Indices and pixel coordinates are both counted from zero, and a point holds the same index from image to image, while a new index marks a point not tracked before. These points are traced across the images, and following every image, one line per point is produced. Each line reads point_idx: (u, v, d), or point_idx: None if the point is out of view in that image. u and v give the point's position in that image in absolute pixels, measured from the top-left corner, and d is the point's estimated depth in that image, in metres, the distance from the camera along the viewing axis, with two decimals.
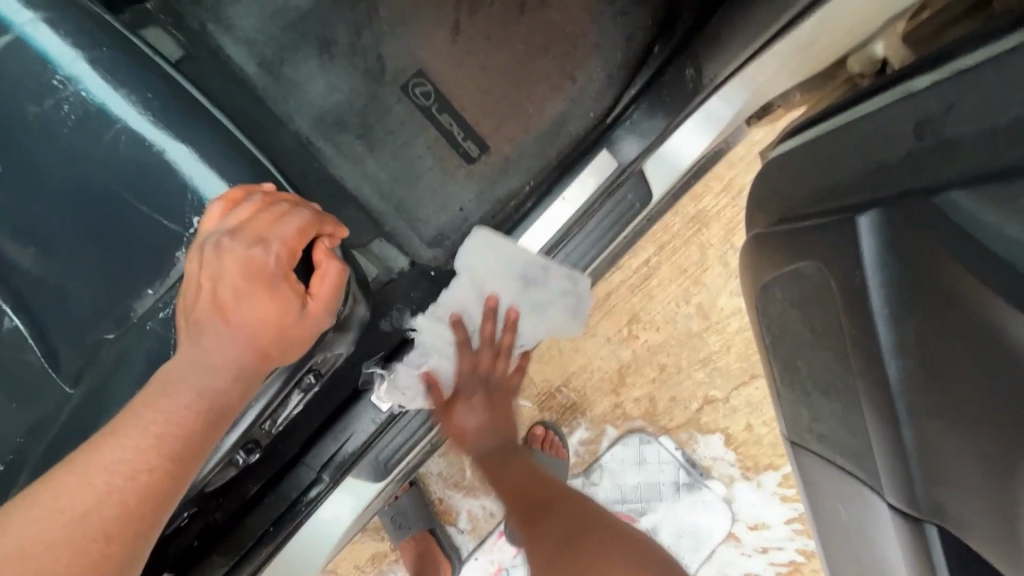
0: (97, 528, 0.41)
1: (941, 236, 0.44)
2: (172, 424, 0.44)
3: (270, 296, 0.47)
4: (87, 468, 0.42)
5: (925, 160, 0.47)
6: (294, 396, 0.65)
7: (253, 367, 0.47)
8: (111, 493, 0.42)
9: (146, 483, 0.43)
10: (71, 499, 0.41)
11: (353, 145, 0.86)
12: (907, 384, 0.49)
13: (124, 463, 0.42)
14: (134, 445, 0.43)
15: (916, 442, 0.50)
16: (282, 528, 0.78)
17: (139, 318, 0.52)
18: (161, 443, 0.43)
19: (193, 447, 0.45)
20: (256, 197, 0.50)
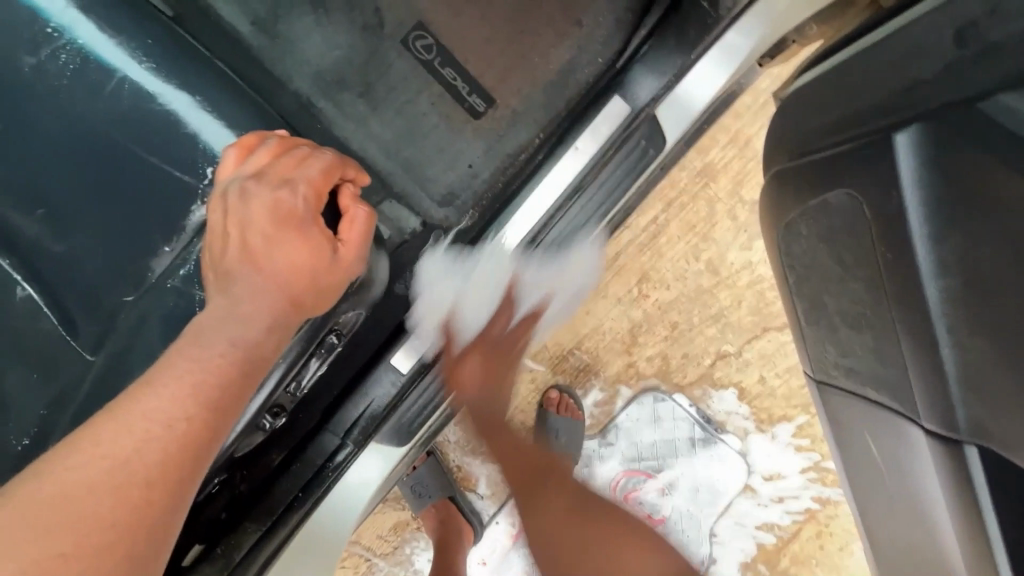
0: (137, 473, 0.40)
1: (996, 144, 0.44)
2: (209, 372, 0.43)
3: (301, 239, 0.46)
4: (127, 417, 0.41)
5: (969, 65, 0.47)
6: (315, 358, 0.64)
7: (287, 317, 0.46)
8: (150, 439, 0.40)
9: (185, 430, 0.41)
10: (110, 446, 0.40)
11: (355, 104, 0.83)
12: (948, 304, 0.49)
13: (163, 410, 0.41)
14: (171, 392, 0.41)
15: (958, 364, 0.50)
16: (310, 495, 0.78)
17: (157, 277, 0.51)
18: (197, 390, 0.42)
19: (230, 392, 0.43)
20: (270, 142, 0.49)
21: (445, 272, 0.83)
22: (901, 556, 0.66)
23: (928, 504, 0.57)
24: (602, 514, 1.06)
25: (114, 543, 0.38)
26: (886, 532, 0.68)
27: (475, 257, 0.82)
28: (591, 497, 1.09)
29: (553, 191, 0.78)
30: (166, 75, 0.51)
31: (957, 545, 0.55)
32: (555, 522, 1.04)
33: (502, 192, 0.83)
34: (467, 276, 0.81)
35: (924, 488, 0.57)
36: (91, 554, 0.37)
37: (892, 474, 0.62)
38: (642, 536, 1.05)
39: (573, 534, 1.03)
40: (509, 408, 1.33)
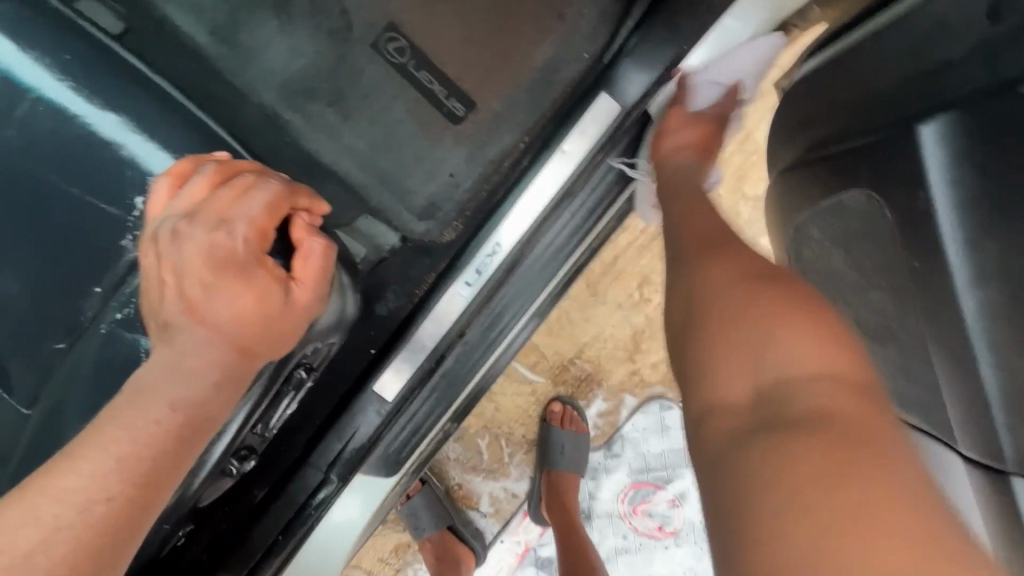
0: (45, 564, 0.35)
1: None
2: (138, 443, 0.37)
3: (243, 284, 0.39)
4: (39, 496, 0.36)
5: (998, 43, 0.44)
6: (286, 395, 0.59)
7: (240, 369, 0.40)
8: (63, 526, 0.35)
9: (105, 514, 0.36)
10: (14, 536, 0.35)
11: (324, 113, 0.77)
12: (983, 320, 0.44)
13: (79, 491, 0.36)
14: (93, 468, 0.36)
15: (999, 388, 0.44)
16: (291, 536, 0.73)
17: (91, 321, 0.46)
18: (123, 465, 0.37)
19: (161, 466, 0.38)
20: (207, 168, 0.42)
21: (429, 291, 0.79)
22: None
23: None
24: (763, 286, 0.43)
25: None
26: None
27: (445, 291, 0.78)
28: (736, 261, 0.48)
29: (535, 198, 0.75)
30: (101, 98, 0.46)
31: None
32: (718, 287, 0.46)
33: (488, 201, 0.78)
34: (451, 296, 0.76)
35: None
36: None
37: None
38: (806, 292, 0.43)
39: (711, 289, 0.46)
40: (509, 422, 1.28)
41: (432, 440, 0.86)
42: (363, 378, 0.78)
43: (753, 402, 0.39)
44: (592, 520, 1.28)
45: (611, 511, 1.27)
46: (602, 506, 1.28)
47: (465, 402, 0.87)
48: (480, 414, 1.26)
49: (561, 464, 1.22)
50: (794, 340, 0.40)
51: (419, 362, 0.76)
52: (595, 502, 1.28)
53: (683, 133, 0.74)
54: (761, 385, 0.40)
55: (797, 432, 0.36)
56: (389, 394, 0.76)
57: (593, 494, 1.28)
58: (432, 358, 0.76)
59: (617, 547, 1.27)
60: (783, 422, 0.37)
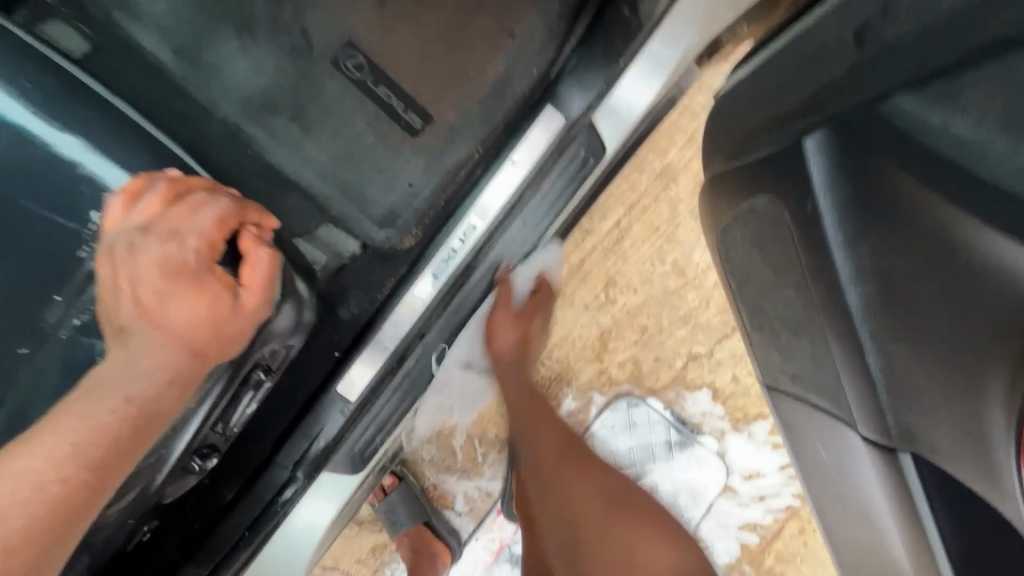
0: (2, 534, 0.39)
1: (908, 153, 0.45)
2: (91, 430, 0.41)
3: (196, 292, 0.42)
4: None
5: (867, 64, 0.50)
6: (246, 395, 0.63)
7: (191, 369, 0.43)
8: (17, 506, 0.39)
9: (60, 492, 0.40)
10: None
11: (287, 128, 0.81)
12: (867, 310, 0.49)
13: (37, 473, 0.39)
14: (49, 451, 0.40)
15: (882, 370, 0.50)
16: (257, 532, 0.76)
17: (51, 327, 0.49)
18: (77, 449, 0.40)
19: (114, 452, 0.41)
20: (160, 185, 0.46)
21: (390, 294, 0.83)
22: (857, 556, 0.63)
23: (863, 493, 0.56)
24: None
25: None
26: (842, 534, 0.65)
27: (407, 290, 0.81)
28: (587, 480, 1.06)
29: (491, 204, 0.79)
30: (66, 122, 0.50)
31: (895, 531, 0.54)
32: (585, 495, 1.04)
33: (444, 209, 0.82)
34: (410, 299, 0.80)
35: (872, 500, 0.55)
36: None
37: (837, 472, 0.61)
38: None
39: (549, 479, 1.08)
40: (481, 422, 1.31)
41: (394, 438, 0.89)
42: (328, 379, 0.81)
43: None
44: None
45: None
46: None
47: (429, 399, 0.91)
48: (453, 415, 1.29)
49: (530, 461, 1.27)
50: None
51: (382, 362, 0.79)
52: None
53: (509, 329, 1.08)
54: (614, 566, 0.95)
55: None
56: (352, 395, 0.79)
57: None
58: (394, 358, 0.80)
59: None
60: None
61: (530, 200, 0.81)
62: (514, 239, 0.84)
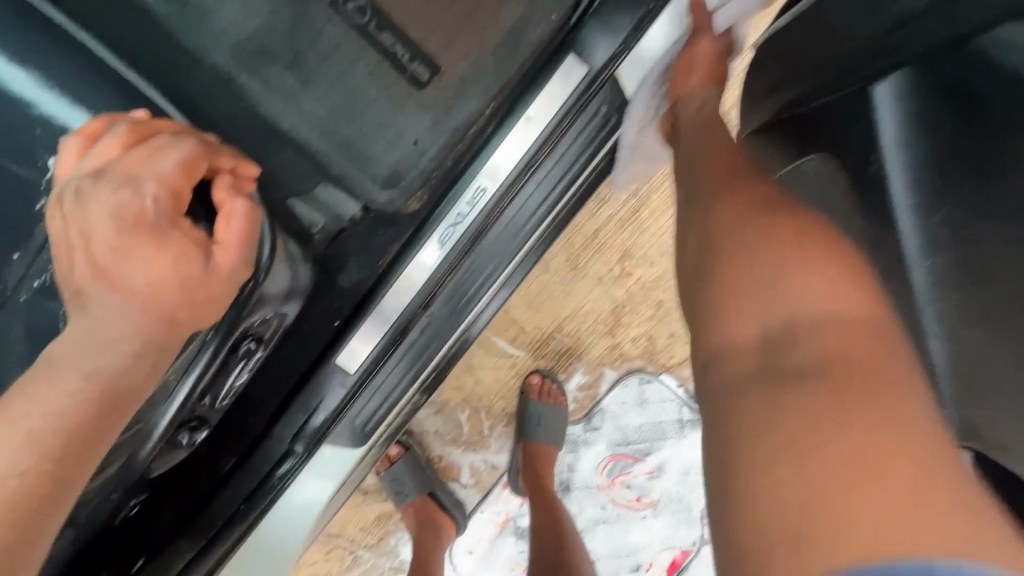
0: None
1: (953, 112, 0.54)
2: (54, 413, 0.36)
3: (159, 249, 0.36)
4: None
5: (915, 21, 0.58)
6: (235, 366, 0.58)
7: (166, 339, 0.38)
8: None
9: (20, 485, 0.35)
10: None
11: (282, 77, 0.73)
12: (929, 275, 0.54)
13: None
14: (9, 437, 0.35)
15: (947, 350, 0.52)
16: (252, 507, 0.74)
17: (11, 288, 0.45)
18: (36, 437, 0.36)
19: (85, 435, 0.37)
20: (122, 126, 0.40)
21: (392, 262, 0.77)
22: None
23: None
24: (782, 223, 0.51)
25: None
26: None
27: (410, 258, 0.76)
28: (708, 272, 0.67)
29: (506, 159, 0.75)
30: (22, 61, 0.47)
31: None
32: None
33: (453, 170, 0.76)
34: (414, 266, 0.76)
35: None
36: None
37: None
38: (904, 387, 0.41)
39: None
40: (489, 395, 1.28)
41: (401, 414, 0.86)
42: (327, 348, 0.77)
43: (761, 344, 0.47)
44: (571, 491, 1.30)
45: (590, 483, 1.29)
46: (581, 479, 1.29)
47: (439, 372, 0.88)
48: (460, 387, 1.26)
49: (537, 435, 1.23)
50: (802, 275, 0.47)
51: (385, 331, 0.76)
52: (574, 474, 1.30)
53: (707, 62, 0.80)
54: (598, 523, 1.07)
55: (802, 386, 0.43)
56: (351, 367, 0.76)
57: (572, 466, 1.30)
58: (397, 328, 0.77)
59: (595, 518, 1.29)
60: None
61: (547, 165, 0.78)
62: (525, 202, 0.79)
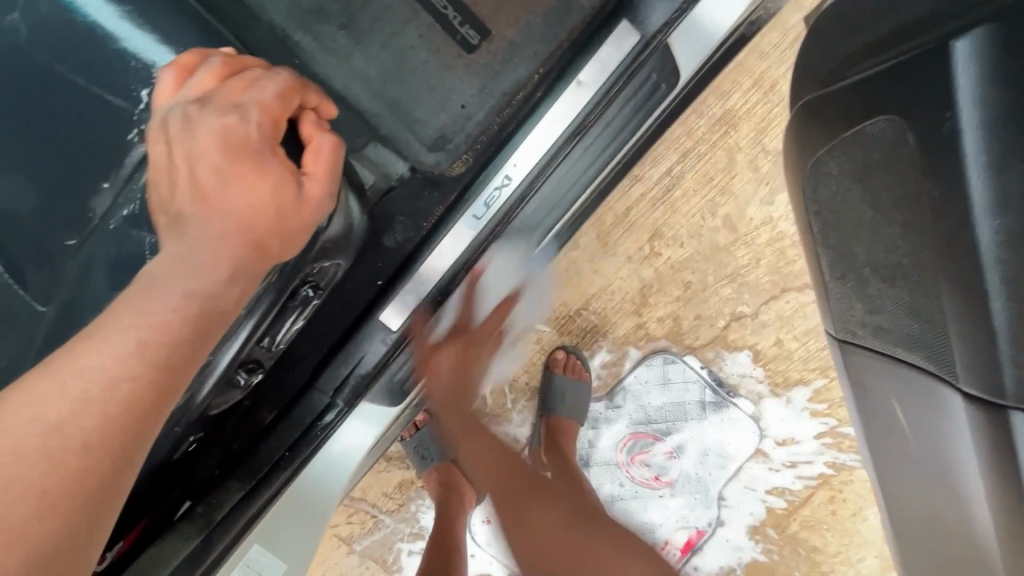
0: (72, 438, 0.35)
1: None
2: (157, 327, 0.38)
3: (258, 174, 0.40)
4: (59, 377, 0.36)
5: None
6: (294, 311, 0.61)
7: (253, 264, 0.41)
8: (87, 407, 0.35)
9: (129, 393, 0.36)
10: (45, 408, 0.35)
11: (336, 35, 0.76)
12: (1008, 291, 0.42)
13: (104, 370, 0.36)
14: (115, 348, 0.37)
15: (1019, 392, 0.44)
16: (297, 454, 0.74)
17: (102, 220, 0.48)
18: (145, 349, 0.37)
19: (185, 351, 0.38)
20: (213, 62, 0.43)
21: (437, 224, 0.78)
22: (925, 513, 0.59)
23: (954, 459, 0.50)
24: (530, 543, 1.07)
25: (48, 512, 0.34)
26: (910, 491, 0.61)
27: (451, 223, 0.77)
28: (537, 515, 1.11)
29: (556, 125, 0.73)
30: (116, 1, 0.50)
31: (980, 503, 0.48)
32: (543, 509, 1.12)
33: (497, 135, 0.77)
34: (457, 231, 0.76)
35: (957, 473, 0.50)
36: (25, 519, 0.34)
37: (923, 433, 0.55)
38: None
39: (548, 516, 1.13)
40: (513, 368, 1.30)
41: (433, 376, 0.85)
42: (371, 305, 0.78)
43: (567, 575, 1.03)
44: (590, 467, 1.31)
45: (609, 460, 1.31)
46: (600, 455, 1.31)
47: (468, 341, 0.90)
48: (485, 359, 1.28)
49: (560, 411, 1.26)
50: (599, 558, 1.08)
51: (425, 295, 0.76)
52: (594, 450, 1.31)
53: None
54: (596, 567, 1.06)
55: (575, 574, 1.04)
56: (394, 324, 0.76)
57: (592, 442, 1.31)
58: (439, 289, 0.76)
59: (613, 495, 1.30)
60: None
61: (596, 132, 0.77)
62: (569, 169, 0.79)
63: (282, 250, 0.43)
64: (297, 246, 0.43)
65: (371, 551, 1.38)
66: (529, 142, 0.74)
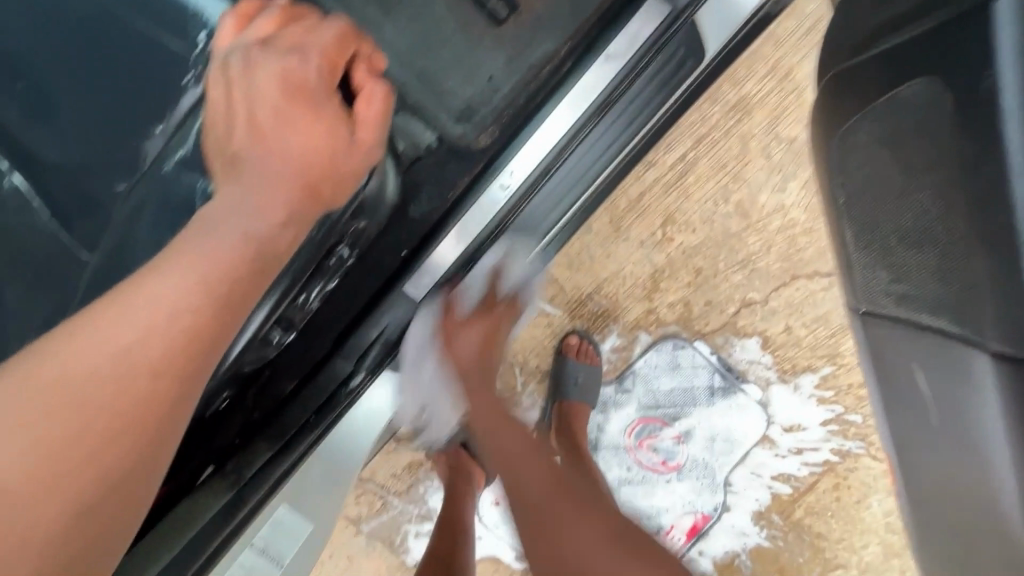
0: (141, 363, 0.37)
1: None
2: (217, 262, 0.40)
3: (315, 114, 0.43)
4: (126, 304, 0.38)
5: None
6: (329, 270, 0.63)
7: (305, 207, 0.43)
8: (152, 334, 0.38)
9: (192, 324, 0.39)
10: (117, 331, 0.37)
11: (367, 6, 0.78)
12: None
13: (169, 299, 0.38)
14: (178, 281, 0.39)
15: None
16: (324, 417, 0.73)
17: (151, 162, 0.61)
18: (207, 283, 0.39)
19: (243, 287, 0.41)
20: (272, 10, 0.45)
21: (462, 195, 0.79)
22: (953, 488, 0.59)
23: (977, 419, 0.52)
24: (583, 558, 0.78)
25: (120, 431, 0.37)
26: (937, 467, 0.62)
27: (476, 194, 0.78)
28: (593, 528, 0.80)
29: (581, 98, 0.75)
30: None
31: (1011, 454, 0.49)
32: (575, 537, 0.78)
33: (524, 108, 0.78)
34: (483, 202, 0.77)
35: (979, 425, 0.52)
36: (98, 438, 0.36)
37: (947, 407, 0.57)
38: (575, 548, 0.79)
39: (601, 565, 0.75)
40: (525, 351, 1.30)
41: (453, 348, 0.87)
42: (398, 274, 0.79)
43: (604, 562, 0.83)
44: (598, 451, 1.31)
45: (617, 444, 1.31)
46: (609, 439, 1.31)
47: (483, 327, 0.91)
48: None
49: (573, 394, 1.25)
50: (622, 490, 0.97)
51: (450, 262, 0.78)
52: (602, 434, 1.31)
53: None
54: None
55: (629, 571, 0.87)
56: (419, 293, 0.79)
57: (602, 426, 1.31)
58: (462, 259, 0.79)
59: (620, 479, 1.31)
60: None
61: (624, 103, 0.78)
62: (596, 141, 0.81)
63: (333, 195, 0.45)
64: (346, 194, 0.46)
65: (378, 531, 1.36)
66: (558, 111, 0.75)
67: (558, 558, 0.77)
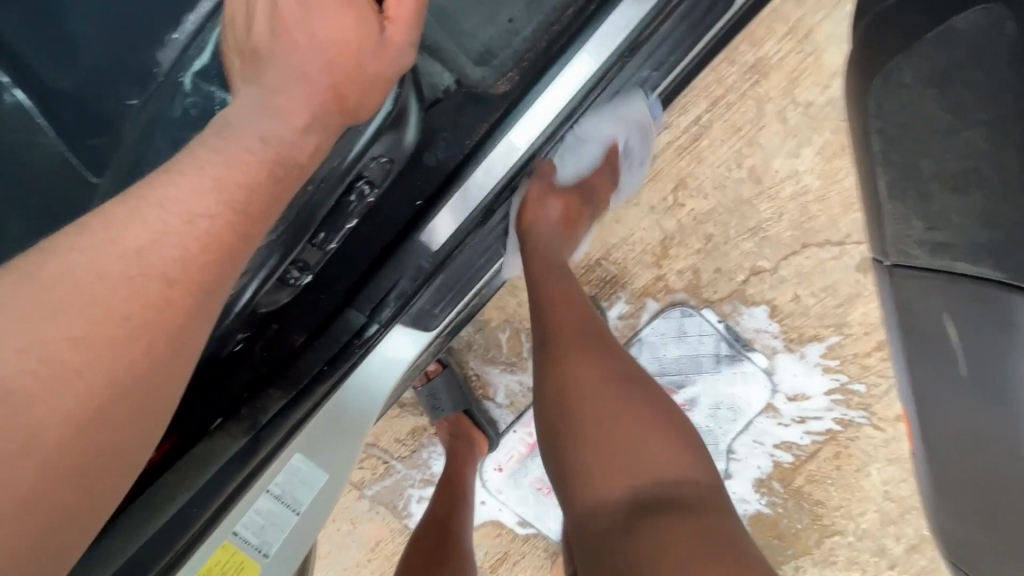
0: (154, 266, 0.40)
1: None
2: (234, 168, 0.42)
3: (344, 4, 0.43)
4: (141, 207, 0.40)
5: None
6: (349, 210, 0.60)
7: (328, 110, 0.45)
8: (170, 237, 0.40)
9: (207, 228, 0.41)
10: (125, 234, 0.39)
11: None
12: None
13: (186, 203, 0.41)
14: (194, 188, 0.41)
15: None
16: (337, 367, 0.72)
17: (164, 75, 0.58)
18: (223, 187, 0.42)
19: (260, 199, 0.43)
20: None
21: (480, 142, 0.75)
22: (958, 447, 0.62)
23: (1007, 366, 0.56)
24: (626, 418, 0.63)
25: (135, 333, 0.39)
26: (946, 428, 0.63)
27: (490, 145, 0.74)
28: (607, 367, 0.68)
29: (608, 40, 0.71)
30: None
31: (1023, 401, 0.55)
32: (586, 384, 0.66)
33: (547, 50, 0.75)
34: (503, 146, 0.74)
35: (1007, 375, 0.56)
36: (108, 339, 0.38)
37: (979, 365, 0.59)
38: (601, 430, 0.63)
39: (599, 401, 0.64)
40: None
41: (467, 305, 0.85)
42: (413, 224, 0.75)
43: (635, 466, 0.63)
44: None
45: None
46: None
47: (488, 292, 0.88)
48: (502, 307, 1.25)
49: None
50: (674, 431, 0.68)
51: (470, 211, 0.74)
52: None
53: None
54: (638, 488, 0.59)
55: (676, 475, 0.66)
56: (436, 243, 0.74)
57: None
58: (480, 209, 0.75)
59: None
60: (648, 500, 0.58)
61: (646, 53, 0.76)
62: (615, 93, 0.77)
63: (356, 102, 0.46)
64: (368, 99, 0.47)
65: (381, 496, 1.33)
66: (584, 61, 0.72)
67: (574, 416, 0.65)
